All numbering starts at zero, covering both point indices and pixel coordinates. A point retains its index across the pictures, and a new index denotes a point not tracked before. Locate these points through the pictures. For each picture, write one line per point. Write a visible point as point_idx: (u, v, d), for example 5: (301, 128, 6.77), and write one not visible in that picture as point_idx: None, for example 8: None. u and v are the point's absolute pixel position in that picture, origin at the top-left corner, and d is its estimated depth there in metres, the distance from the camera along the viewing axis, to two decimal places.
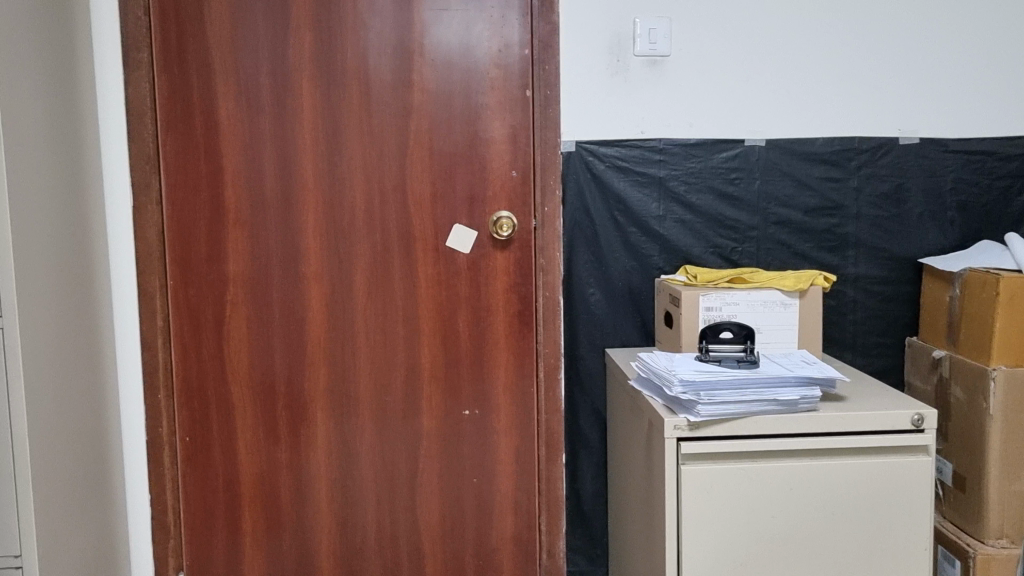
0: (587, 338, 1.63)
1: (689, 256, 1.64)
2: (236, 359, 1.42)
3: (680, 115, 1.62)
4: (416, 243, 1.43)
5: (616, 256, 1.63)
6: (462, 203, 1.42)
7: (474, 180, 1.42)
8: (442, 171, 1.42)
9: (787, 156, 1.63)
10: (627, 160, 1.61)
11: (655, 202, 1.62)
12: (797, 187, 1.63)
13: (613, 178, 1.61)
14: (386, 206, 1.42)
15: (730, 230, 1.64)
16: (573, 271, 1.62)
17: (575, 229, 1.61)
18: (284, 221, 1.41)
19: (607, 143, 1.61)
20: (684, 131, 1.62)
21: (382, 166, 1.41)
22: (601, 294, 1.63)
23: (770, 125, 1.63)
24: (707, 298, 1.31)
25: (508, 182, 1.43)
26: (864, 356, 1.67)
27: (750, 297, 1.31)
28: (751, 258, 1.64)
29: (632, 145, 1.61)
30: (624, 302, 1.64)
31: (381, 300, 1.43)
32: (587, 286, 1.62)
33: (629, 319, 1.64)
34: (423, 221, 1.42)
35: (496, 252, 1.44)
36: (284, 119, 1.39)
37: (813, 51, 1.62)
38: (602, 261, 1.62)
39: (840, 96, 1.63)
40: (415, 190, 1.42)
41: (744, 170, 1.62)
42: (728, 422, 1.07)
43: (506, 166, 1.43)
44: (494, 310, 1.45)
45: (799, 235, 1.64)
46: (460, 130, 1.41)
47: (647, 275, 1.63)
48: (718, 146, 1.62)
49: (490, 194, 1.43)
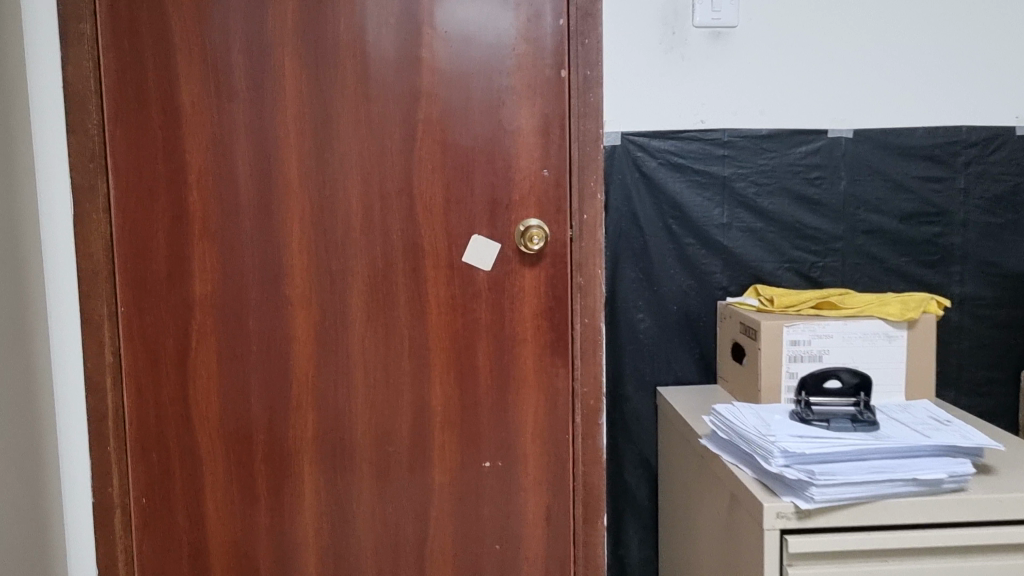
0: (632, 371, 1.56)
1: (760, 272, 1.57)
2: (201, 401, 1.16)
3: (750, 102, 1.55)
4: (426, 256, 1.16)
5: (674, 269, 1.56)
6: (482, 211, 1.16)
7: (497, 181, 1.15)
8: (457, 171, 1.15)
9: (877, 150, 1.56)
10: (686, 156, 1.55)
11: (722, 206, 1.56)
12: (890, 188, 1.56)
13: (670, 177, 1.55)
14: (388, 214, 1.15)
15: (811, 238, 1.56)
16: (620, 285, 1.56)
17: (621, 237, 1.55)
18: (261, 232, 1.14)
19: (659, 136, 1.54)
20: (754, 118, 1.56)
21: (383, 165, 1.14)
22: (653, 314, 1.57)
23: (855, 115, 1.57)
24: (793, 328, 1.20)
25: (538, 185, 1.16)
26: (969, 396, 1.59)
27: (848, 329, 1.21)
28: (834, 272, 1.57)
29: (690, 144, 1.55)
30: (678, 325, 1.57)
31: (381, 329, 1.17)
32: (641, 298, 1.56)
33: (683, 345, 1.57)
34: (435, 232, 1.16)
35: (524, 270, 1.17)
36: (260, 106, 1.12)
37: (866, 49, 1.56)
38: (660, 272, 1.55)
39: (921, 85, 1.57)
40: (425, 194, 1.15)
41: (822, 169, 1.56)
42: (850, 508, 0.92)
43: (534, 164, 1.16)
44: (521, 339, 1.18)
45: (893, 244, 1.57)
46: (478, 120, 1.14)
47: (706, 292, 1.56)
48: (797, 139, 1.55)
49: (515, 199, 1.16)
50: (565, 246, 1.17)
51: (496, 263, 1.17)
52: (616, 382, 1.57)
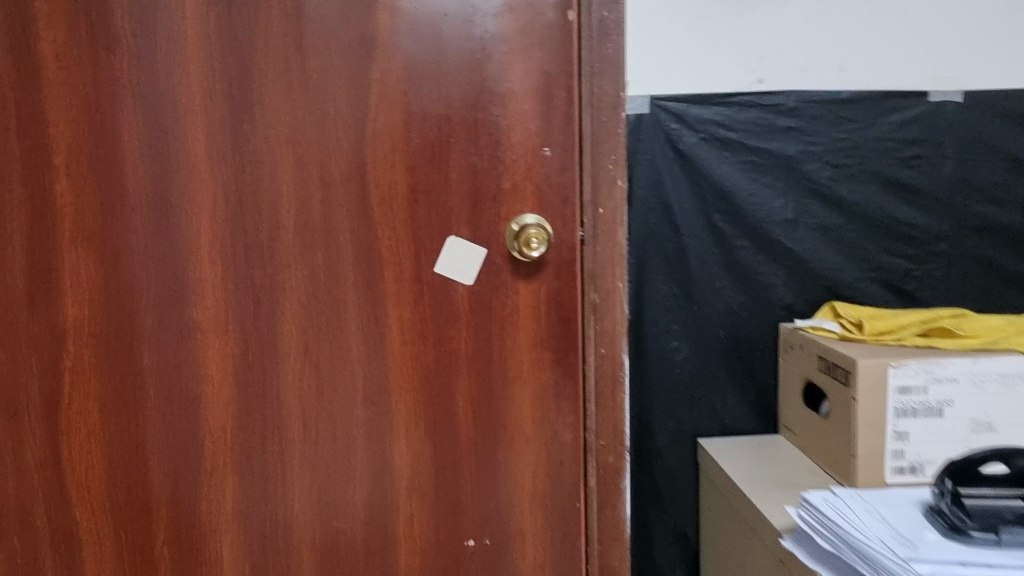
0: (661, 386, 1.66)
1: (839, 269, 1.66)
2: (79, 464, 0.85)
3: (830, 57, 1.66)
4: (384, 267, 0.85)
5: (715, 282, 1.66)
6: (459, 205, 0.85)
7: (479, 164, 0.84)
8: (425, 151, 0.84)
9: (982, 123, 1.66)
10: (759, 134, 1.64)
11: (801, 189, 1.65)
12: (1006, 173, 1.66)
13: (744, 156, 1.64)
14: (331, 208, 0.84)
15: (902, 233, 1.66)
16: (646, 294, 1.65)
17: (661, 227, 1.65)
18: (155, 236, 0.83)
19: (720, 105, 1.63)
20: (833, 73, 1.67)
21: (323, 142, 0.84)
22: (687, 341, 1.66)
23: (941, 74, 1.68)
24: (899, 369, 1.27)
25: (536, 169, 0.85)
26: None
27: (977, 371, 1.28)
28: (930, 271, 1.66)
29: (737, 115, 1.64)
30: (718, 338, 1.66)
31: (325, 366, 0.86)
32: (662, 319, 1.66)
33: (716, 360, 1.67)
34: (397, 235, 0.85)
35: (518, 285, 0.86)
36: (150, 61, 0.81)
37: (874, 28, 1.67)
38: (692, 289, 1.65)
39: (986, 53, 1.69)
40: (383, 183, 0.84)
41: (905, 150, 1.65)
42: None
43: (530, 140, 0.84)
44: (514, 378, 0.88)
45: (1004, 241, 1.67)
46: (453, 79, 0.83)
47: (761, 295, 1.66)
48: (889, 112, 1.65)
49: (505, 189, 0.85)
50: (573, 252, 0.86)
51: (479, 276, 0.86)
52: (638, 396, 1.68)
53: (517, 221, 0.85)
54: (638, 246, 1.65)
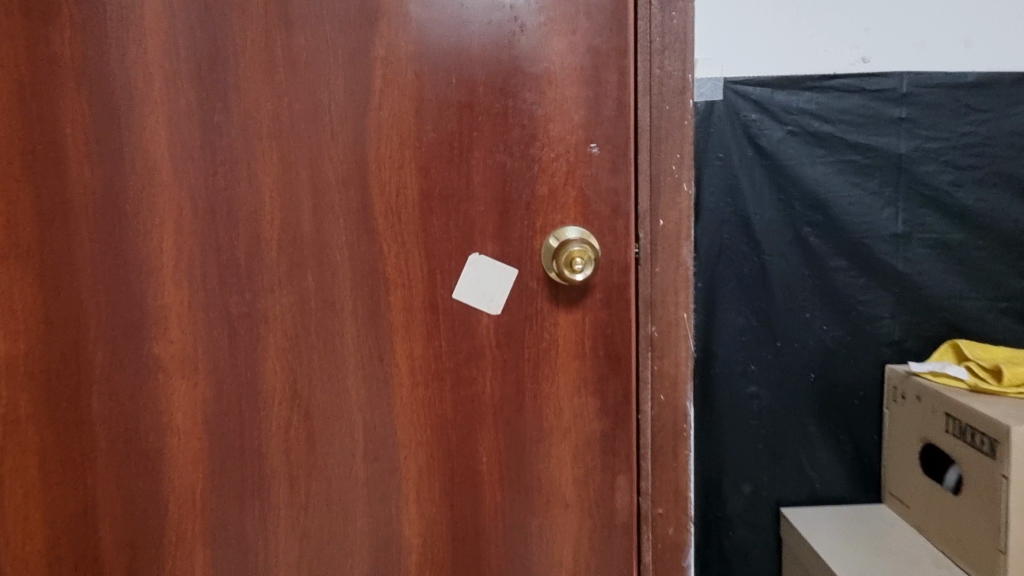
0: (726, 392, 1.68)
1: (937, 279, 1.63)
2: (18, 527, 0.72)
3: (915, 32, 1.63)
4: (391, 292, 0.69)
5: (804, 312, 1.66)
6: (484, 215, 0.68)
7: (509, 163, 0.67)
8: (441, 148, 0.67)
9: None
10: (859, 130, 1.61)
11: (903, 189, 1.62)
12: None
13: (845, 151, 1.62)
14: (325, 219, 0.68)
15: (1013, 245, 1.61)
16: (717, 313, 1.67)
17: (738, 226, 1.64)
18: (101, 251, 0.68)
19: (819, 95, 1.61)
20: (912, 50, 1.63)
21: (315, 137, 0.67)
22: (767, 390, 1.68)
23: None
24: None
25: (580, 171, 0.68)
26: None
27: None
28: None
29: (833, 106, 1.61)
30: (798, 351, 1.67)
31: (317, 414, 0.70)
32: (739, 342, 1.67)
33: (795, 371, 1.67)
34: (406, 251, 0.68)
35: (557, 315, 0.69)
36: (96, 37, 0.66)
37: None
38: (773, 310, 1.66)
39: None
40: (389, 187, 0.68)
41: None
42: None
43: (572, 134, 0.67)
44: (551, 431, 0.70)
45: None
46: (476, 58, 0.66)
47: (850, 305, 1.64)
48: (1011, 110, 1.59)
49: (541, 195, 0.68)
50: (626, 273, 0.69)
51: (508, 303, 0.69)
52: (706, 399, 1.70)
53: (555, 238, 0.67)
54: (710, 263, 1.66)
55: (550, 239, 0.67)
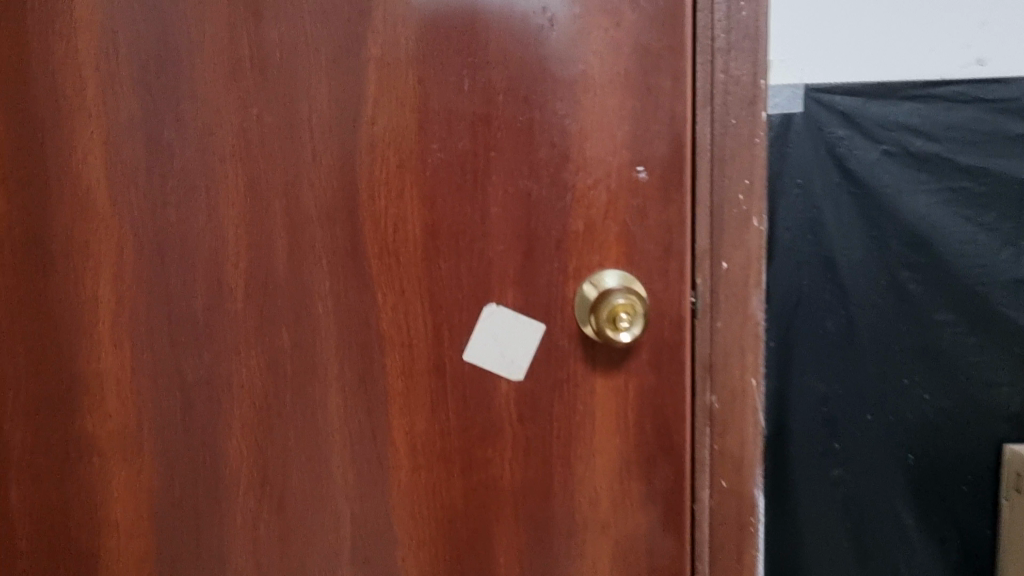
0: (807, 493, 1.25)
1: None
2: None
3: None
4: (388, 353, 0.55)
5: (902, 373, 1.21)
6: (502, 256, 0.54)
7: (533, 192, 0.54)
8: (449, 173, 0.54)
9: None
10: (980, 140, 1.16)
11: None
12: None
13: (959, 173, 1.17)
14: (303, 262, 0.54)
15: None
16: (795, 382, 1.23)
17: (812, 274, 1.21)
18: (29, 295, 0.55)
19: (925, 95, 1.16)
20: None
21: (290, 158, 0.53)
22: (850, 510, 1.24)
23: None
24: None
25: (623, 201, 0.54)
26: None
27: None
28: None
29: (946, 116, 1.16)
30: (898, 438, 1.22)
31: (295, 502, 0.57)
32: (822, 428, 1.23)
33: (890, 467, 1.22)
34: (405, 302, 0.55)
35: (594, 381, 0.56)
36: (18, 31, 0.53)
37: None
38: (856, 383, 1.21)
39: None
40: (383, 221, 0.54)
41: None
42: None
43: (613, 156, 0.53)
44: (585, 524, 0.57)
45: None
46: (493, 59, 0.53)
47: (964, 388, 1.20)
48: None
49: (574, 232, 0.54)
50: (680, 329, 0.55)
51: (533, 367, 0.55)
52: (780, 498, 1.27)
53: (592, 287, 0.54)
54: (786, 318, 1.23)
55: (585, 288, 0.54)
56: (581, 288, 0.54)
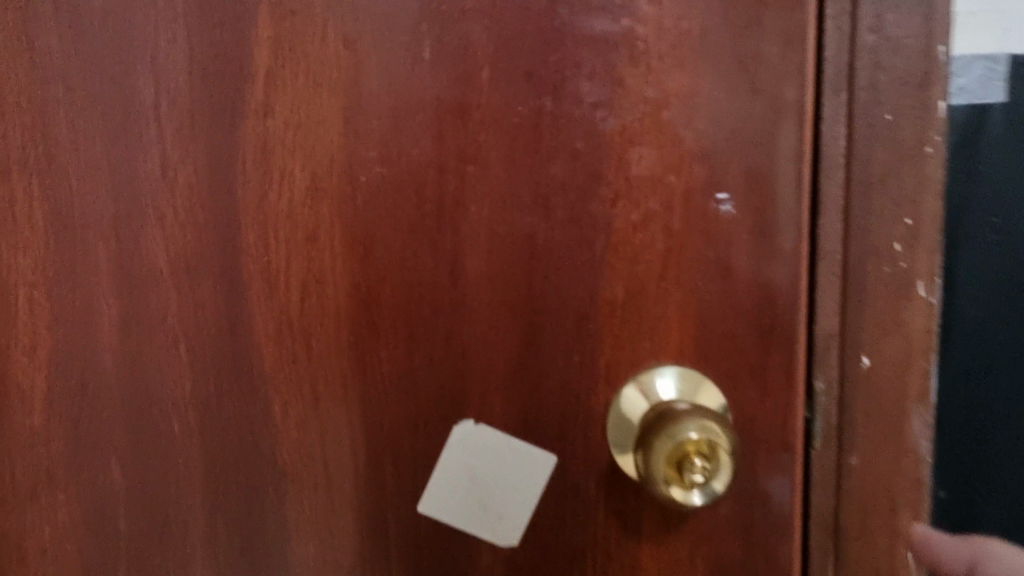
0: None
1: None
2: None
3: None
4: (290, 505, 0.33)
5: None
6: (484, 341, 0.32)
7: (538, 235, 0.32)
8: (395, 201, 0.32)
9: None
10: None
11: None
12: None
13: None
14: (147, 349, 0.32)
15: None
16: None
17: None
18: None
19: None
20: None
21: (123, 173, 0.31)
22: None
23: None
24: None
25: (692, 255, 0.31)
26: None
27: None
28: None
29: None
30: None
31: None
32: None
33: None
34: (321, 417, 0.32)
35: (639, 549, 0.33)
36: None
37: None
38: None
39: None
40: (284, 282, 0.32)
41: None
42: None
43: (675, 176, 0.31)
44: None
45: None
46: (473, 7, 0.30)
47: None
48: None
49: (605, 303, 0.32)
50: (785, 470, 0.32)
51: (534, 526, 0.33)
52: None
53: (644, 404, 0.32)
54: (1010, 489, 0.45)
55: (633, 405, 0.32)
56: (626, 401, 0.32)
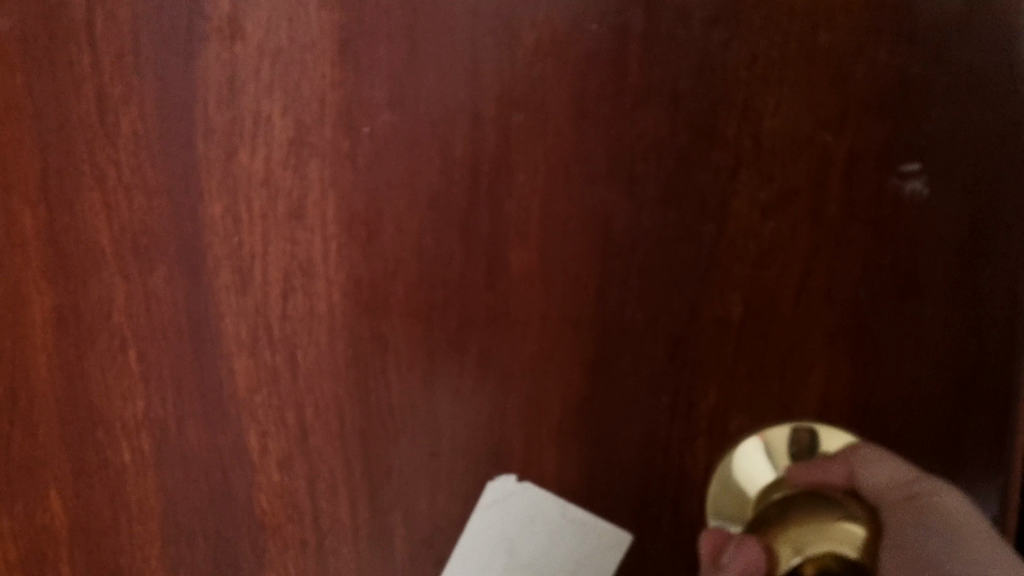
0: None
1: None
2: None
3: None
4: (269, 568, 0.24)
5: None
6: (535, 369, 0.22)
7: (617, 220, 0.21)
8: (412, 164, 0.22)
9: None
10: None
11: None
12: None
13: None
14: (87, 353, 0.24)
15: None
16: None
17: None
18: None
19: None
20: None
21: (50, 116, 0.23)
22: None
23: None
24: None
25: (855, 257, 0.21)
26: None
27: None
28: None
29: None
30: None
31: None
32: None
33: None
34: (309, 457, 0.24)
35: None
36: None
37: None
38: None
39: None
40: (260, 271, 0.23)
41: None
42: None
43: (834, 134, 0.20)
44: None
45: None
46: None
47: None
48: None
49: (713, 323, 0.21)
50: None
51: None
52: None
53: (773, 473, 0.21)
54: None
55: (752, 470, 0.21)
56: (747, 464, 0.22)
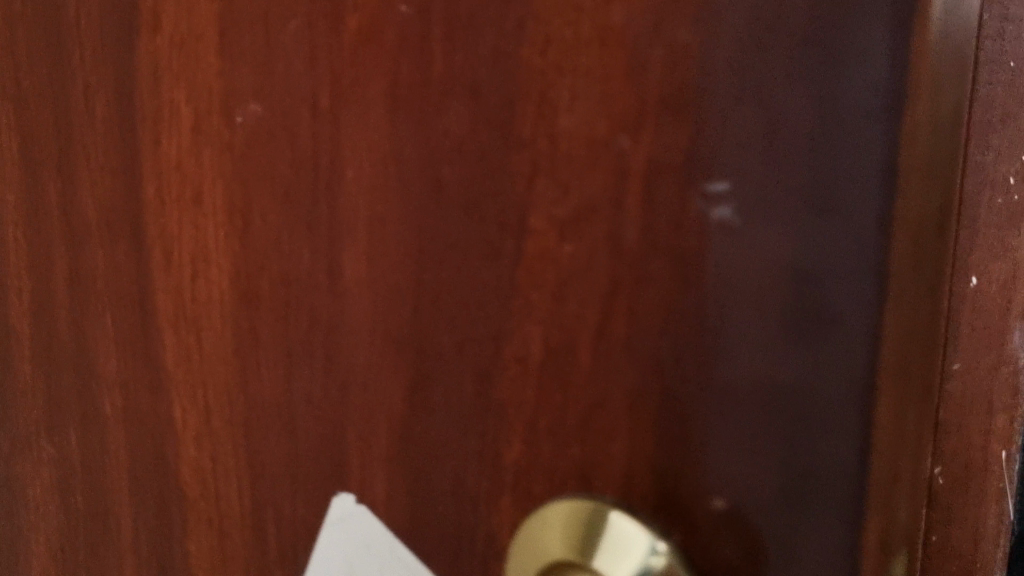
0: None
1: None
2: None
3: None
4: (199, 547, 0.25)
5: None
6: (367, 382, 0.20)
7: (426, 229, 0.19)
8: (270, 157, 0.21)
9: None
10: None
11: None
12: None
13: None
14: (85, 313, 0.27)
15: None
16: None
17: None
18: None
19: None
20: None
21: (58, 101, 0.26)
22: None
23: None
24: None
25: (655, 292, 0.16)
26: None
27: None
28: None
29: None
30: None
31: None
32: None
33: None
34: (247, 447, 0.23)
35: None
36: None
37: None
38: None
39: None
40: (178, 251, 0.24)
41: None
42: None
43: (630, 139, 0.16)
44: None
45: None
46: None
47: None
48: None
49: (513, 362, 0.18)
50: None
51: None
52: None
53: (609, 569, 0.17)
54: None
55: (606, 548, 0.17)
56: (613, 553, 0.17)
